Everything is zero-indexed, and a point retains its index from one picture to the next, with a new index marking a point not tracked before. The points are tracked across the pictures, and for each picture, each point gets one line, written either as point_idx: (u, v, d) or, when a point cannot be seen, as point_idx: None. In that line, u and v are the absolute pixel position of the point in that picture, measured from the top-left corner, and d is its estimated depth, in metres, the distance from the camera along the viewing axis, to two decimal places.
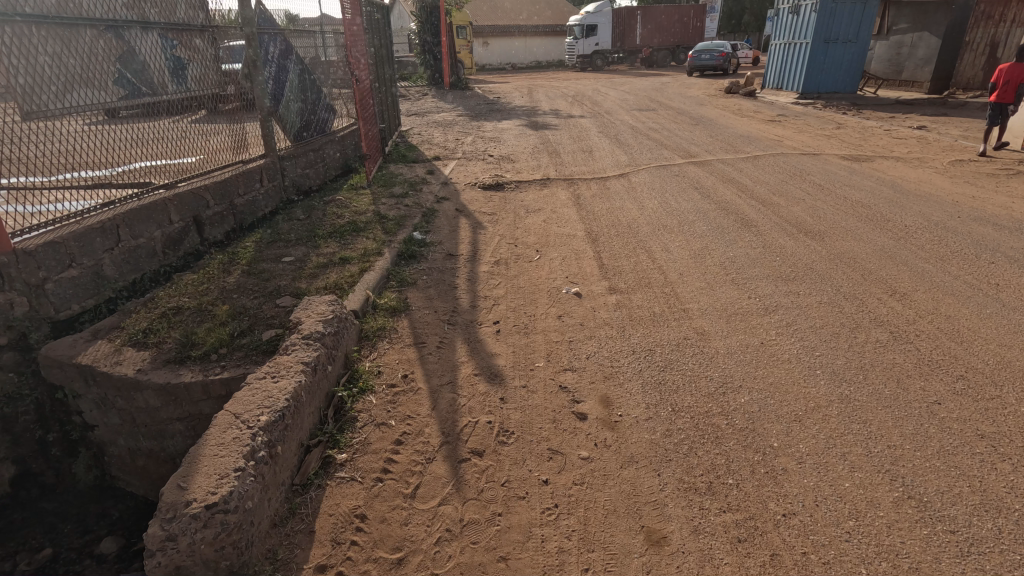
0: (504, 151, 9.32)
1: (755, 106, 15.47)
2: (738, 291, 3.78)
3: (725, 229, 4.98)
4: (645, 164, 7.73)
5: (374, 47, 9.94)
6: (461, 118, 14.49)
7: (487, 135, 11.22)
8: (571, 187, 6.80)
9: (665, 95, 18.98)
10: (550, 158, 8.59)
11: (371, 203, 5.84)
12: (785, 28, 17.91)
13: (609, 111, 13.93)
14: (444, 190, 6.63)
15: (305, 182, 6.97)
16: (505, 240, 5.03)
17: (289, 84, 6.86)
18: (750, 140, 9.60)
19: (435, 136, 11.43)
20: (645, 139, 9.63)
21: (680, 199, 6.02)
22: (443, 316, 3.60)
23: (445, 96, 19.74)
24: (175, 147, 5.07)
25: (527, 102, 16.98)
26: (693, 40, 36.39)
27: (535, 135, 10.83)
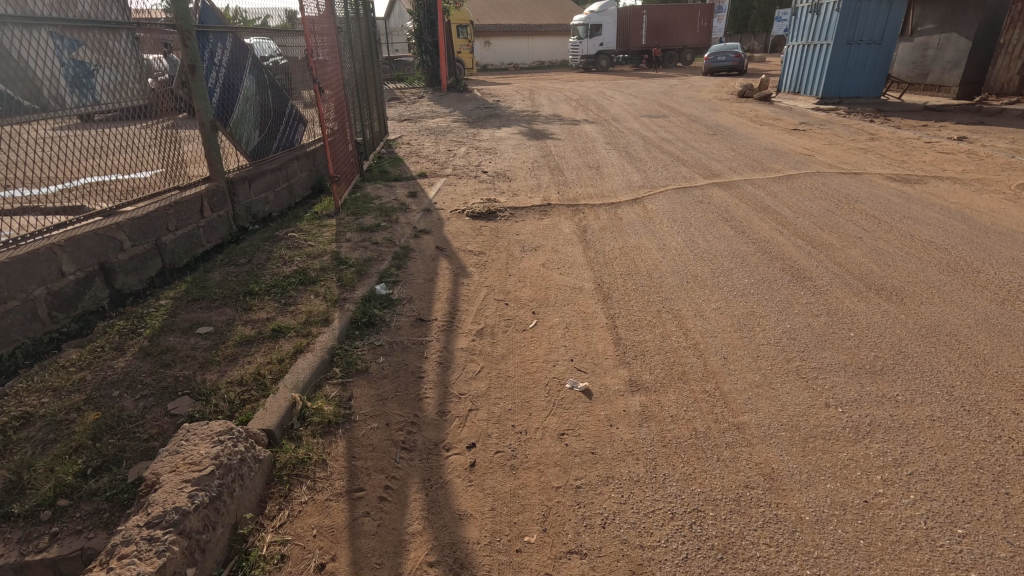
0: (500, 166, 8.27)
1: (773, 112, 14.41)
2: (810, 396, 2.72)
3: (773, 284, 3.91)
4: (662, 186, 6.68)
5: (355, 50, 8.90)
6: (457, 124, 13.48)
7: (483, 146, 10.17)
8: (577, 216, 5.75)
9: (676, 99, 17.91)
10: (552, 176, 7.51)
11: (332, 240, 4.80)
12: (802, 28, 16.86)
13: (616, 118, 12.89)
14: (425, 220, 5.59)
15: (262, 208, 5.92)
16: (493, 295, 3.99)
17: (243, 93, 5.82)
18: (776, 154, 8.55)
19: (426, 146, 10.39)
20: (659, 153, 8.56)
21: (709, 235, 4.97)
22: (396, 433, 2.56)
23: (442, 99, 18.73)
24: (115, 163, 4.30)
25: (529, 107, 15.92)
26: (701, 41, 35.26)
27: (535, 146, 9.79)
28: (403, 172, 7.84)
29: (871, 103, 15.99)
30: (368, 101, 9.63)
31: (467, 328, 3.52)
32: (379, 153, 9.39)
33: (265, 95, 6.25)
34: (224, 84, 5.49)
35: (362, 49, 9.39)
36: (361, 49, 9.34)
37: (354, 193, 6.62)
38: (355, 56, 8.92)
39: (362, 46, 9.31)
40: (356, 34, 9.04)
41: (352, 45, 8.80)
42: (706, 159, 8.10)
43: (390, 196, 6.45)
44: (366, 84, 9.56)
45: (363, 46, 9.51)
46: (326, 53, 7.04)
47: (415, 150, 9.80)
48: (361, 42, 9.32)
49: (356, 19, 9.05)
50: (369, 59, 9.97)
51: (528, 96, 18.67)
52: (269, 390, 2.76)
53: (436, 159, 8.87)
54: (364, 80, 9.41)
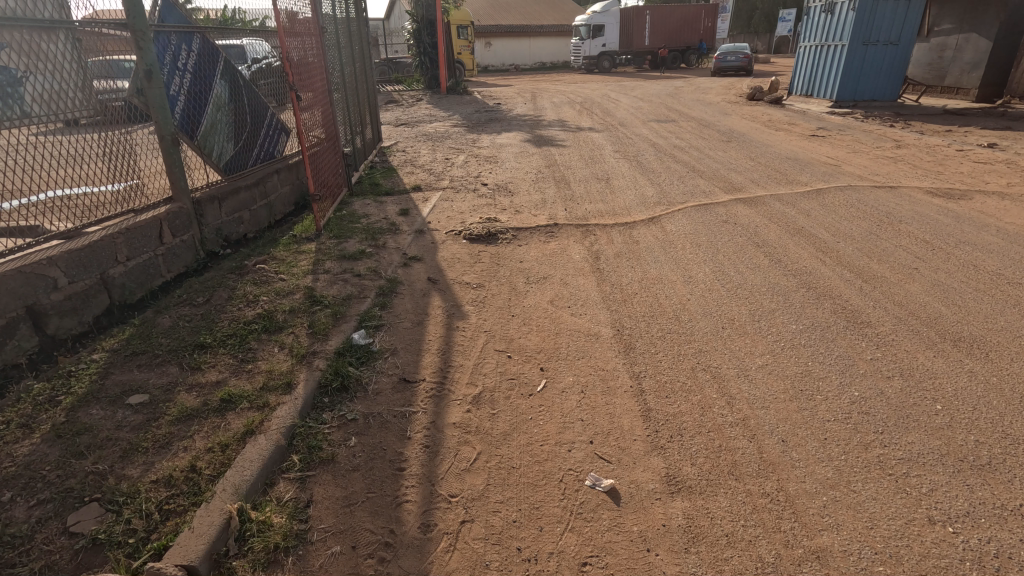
0: (501, 178, 7.64)
1: (787, 117, 13.80)
2: (905, 506, 2.08)
3: (826, 333, 3.28)
4: (680, 202, 6.04)
5: (344, 53, 8.27)
6: (456, 129, 12.88)
7: (482, 154, 9.54)
8: (588, 239, 5.12)
9: (683, 102, 17.28)
10: (557, 190, 6.88)
11: (307, 272, 4.17)
12: (815, 29, 16.24)
13: (623, 123, 12.28)
14: (417, 244, 4.96)
15: (236, 230, 5.30)
16: (493, 344, 3.36)
17: (212, 103, 5.19)
18: (799, 164, 7.92)
19: (422, 154, 9.77)
20: (672, 163, 7.93)
21: (740, 265, 4.33)
22: (364, 567, 1.93)
23: (441, 102, 18.10)
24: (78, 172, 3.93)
25: (531, 110, 15.29)
26: (705, 41, 34.62)
27: (539, 154, 9.18)
28: (395, 184, 7.22)
29: (887, 106, 15.34)
30: (360, 107, 9.00)
31: (461, 392, 2.88)
32: (372, 163, 8.76)
33: (241, 103, 5.62)
34: (189, 91, 4.87)
35: (353, 52, 8.76)
36: (351, 52, 8.70)
37: (340, 211, 5.99)
38: (345, 59, 8.28)
39: (353, 48, 8.68)
40: (346, 36, 8.41)
41: (342, 47, 8.16)
42: (724, 171, 7.47)
43: (379, 214, 5.82)
44: (358, 89, 8.93)
45: (354, 49, 8.88)
46: (310, 55, 6.41)
47: (410, 159, 9.18)
48: (352, 44, 8.69)
49: (346, 19, 8.42)
50: (361, 63, 9.34)
51: (530, 99, 18.05)
52: (203, 496, 2.13)
53: (432, 169, 8.23)
54: (355, 85, 8.77)
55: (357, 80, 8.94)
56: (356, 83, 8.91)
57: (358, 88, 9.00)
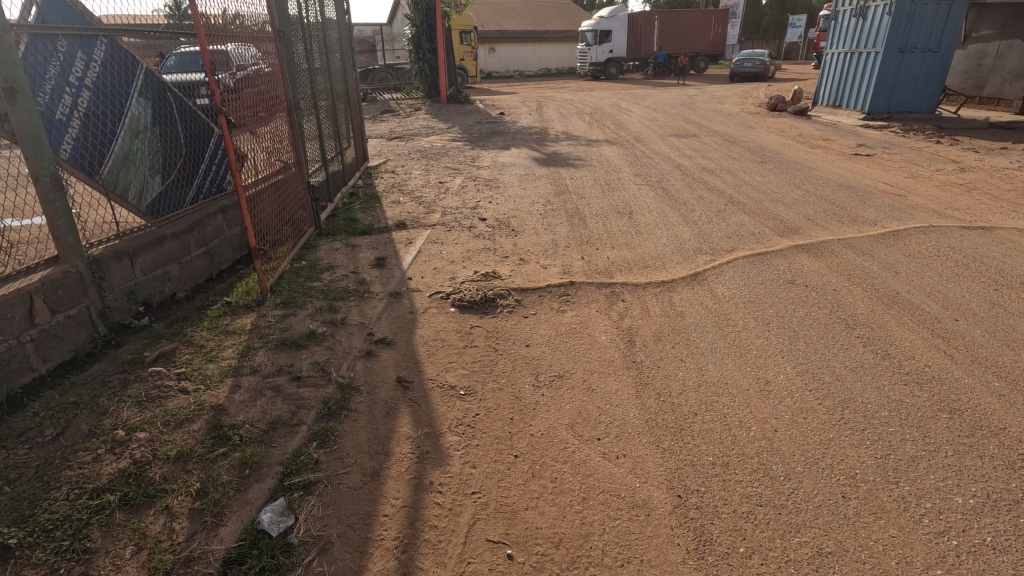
0: (502, 210, 6.43)
1: (818, 131, 12.57)
2: None
3: (1017, 519, 2.05)
4: (725, 249, 4.82)
5: (321, 63, 7.12)
6: (454, 144, 11.70)
7: (482, 177, 8.34)
8: (615, 308, 3.89)
9: (701, 113, 16.06)
10: (570, 228, 5.67)
11: (227, 373, 2.96)
12: (844, 34, 15.03)
13: (639, 138, 11.08)
14: (390, 317, 3.75)
15: (158, 290, 4.10)
16: (484, 526, 2.14)
17: (125, 128, 4.00)
18: (856, 193, 6.70)
19: (414, 175, 8.58)
20: (705, 193, 6.72)
21: (834, 360, 3.10)
22: None
23: (440, 113, 16.93)
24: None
25: (536, 122, 14.12)
26: (715, 47, 33.47)
27: (546, 177, 7.98)
28: (375, 220, 6.01)
29: (925, 118, 14.10)
30: (341, 124, 7.86)
31: None
32: (353, 189, 7.58)
33: (174, 125, 4.44)
34: (89, 113, 3.69)
35: (332, 62, 7.61)
36: (330, 62, 7.53)
37: (300, 259, 4.80)
38: (321, 69, 7.11)
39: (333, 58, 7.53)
40: (323, 45, 7.25)
41: (317, 56, 7.00)
42: (770, 204, 6.25)
43: (347, 266, 4.62)
44: (338, 103, 7.75)
45: (334, 59, 7.72)
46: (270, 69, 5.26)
47: (398, 183, 7.98)
48: (332, 53, 7.54)
49: (324, 25, 7.26)
50: (343, 75, 8.19)
51: (536, 109, 16.87)
52: None
53: (422, 198, 7.04)
54: (336, 98, 7.62)
55: (337, 92, 7.78)
56: (336, 95, 7.73)
57: (338, 101, 7.84)
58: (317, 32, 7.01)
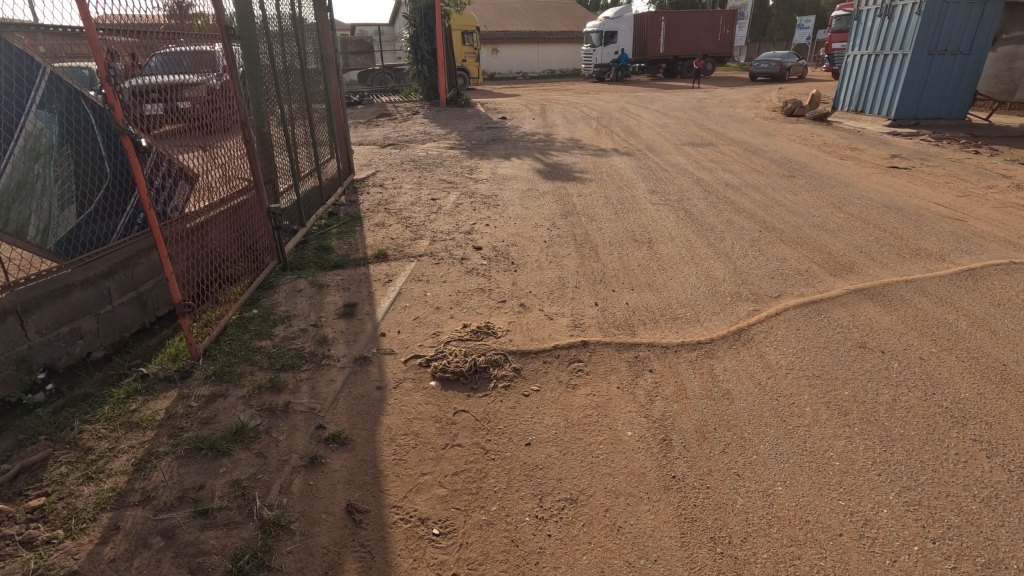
0: (501, 236, 5.58)
1: (842, 139, 11.72)
2: None
3: None
4: (770, 294, 3.97)
5: (298, 68, 6.30)
6: (452, 152, 10.90)
7: (480, 193, 7.50)
8: (640, 383, 3.04)
9: (714, 118, 15.23)
10: (579, 261, 4.82)
11: (105, 504, 2.12)
12: (868, 35, 14.15)
13: (651, 147, 10.26)
14: (350, 397, 2.91)
15: (65, 352, 3.26)
16: None
17: (19, 148, 3.21)
18: (907, 217, 5.84)
19: (405, 190, 7.76)
20: (733, 216, 5.87)
21: (954, 482, 2.25)
22: None
23: (440, 117, 16.16)
24: None
25: (540, 128, 13.31)
26: (724, 49, 32.64)
27: (552, 194, 7.14)
28: (352, 249, 5.17)
29: (955, 126, 13.24)
30: (321, 136, 7.05)
31: None
32: (332, 208, 6.76)
33: (95, 143, 3.65)
34: None
35: (312, 67, 6.79)
36: (310, 67, 6.71)
37: (254, 305, 3.97)
38: (297, 74, 6.28)
39: (313, 62, 6.70)
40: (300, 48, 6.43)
41: (293, 61, 6.19)
42: (811, 231, 5.40)
43: (309, 315, 3.78)
44: (318, 112, 6.94)
45: (315, 64, 6.90)
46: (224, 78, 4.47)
47: (386, 200, 7.16)
48: (312, 57, 6.71)
49: (301, 25, 6.44)
50: (327, 79, 7.36)
51: (539, 113, 16.02)
52: None
53: (410, 219, 6.20)
54: (314, 107, 6.78)
55: (318, 100, 6.95)
56: (316, 103, 6.91)
57: (318, 110, 7.02)
58: (293, 34, 6.19)
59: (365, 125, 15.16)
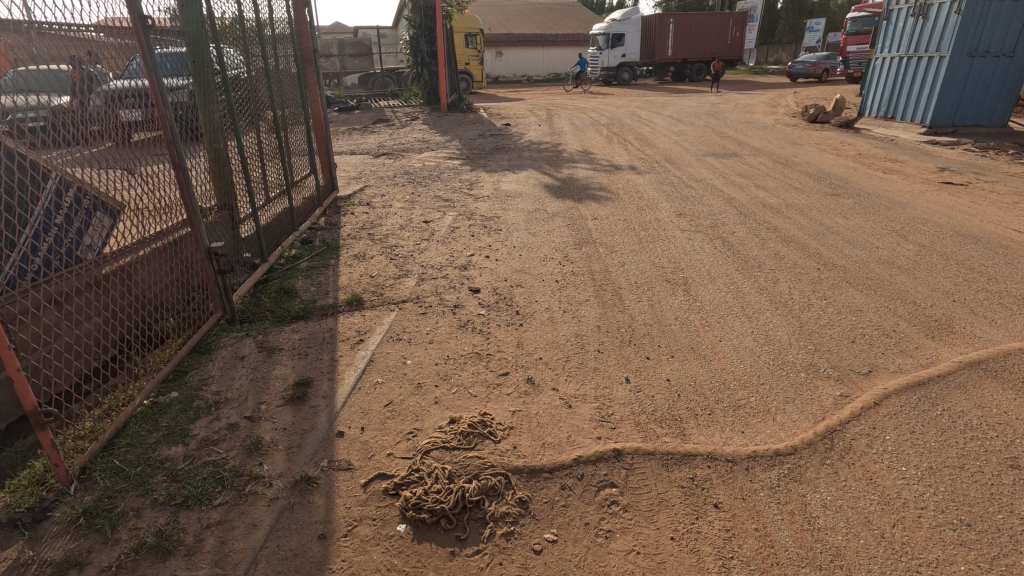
0: (504, 273, 4.64)
1: (877, 148, 10.74)
2: None
3: None
4: (858, 369, 3.00)
5: (269, 75, 5.41)
6: (451, 162, 9.99)
7: (479, 214, 6.57)
8: (705, 531, 2.08)
9: (732, 125, 14.27)
10: (601, 311, 3.88)
11: None
12: (900, 35, 13.16)
13: (670, 158, 9.33)
14: (276, 558, 1.96)
15: None
16: None
17: None
18: (991, 249, 4.86)
19: (395, 209, 6.83)
20: (780, 248, 4.92)
21: None
22: None
23: (440, 122, 15.28)
24: None
25: (547, 135, 12.39)
26: (734, 52, 31.72)
27: (563, 215, 6.20)
28: (320, 291, 4.23)
29: (995, 134, 12.23)
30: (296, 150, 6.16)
31: None
32: (307, 232, 5.85)
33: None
34: None
35: (287, 73, 5.89)
36: (283, 72, 5.81)
37: (177, 380, 3.02)
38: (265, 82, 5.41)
39: (292, 68, 5.83)
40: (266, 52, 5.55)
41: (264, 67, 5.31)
42: (880, 268, 4.45)
43: (246, 399, 2.84)
44: (293, 124, 6.04)
45: (293, 68, 6.01)
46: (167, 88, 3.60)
47: (372, 222, 6.23)
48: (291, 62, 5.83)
49: (273, 25, 5.56)
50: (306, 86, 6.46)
51: (545, 119, 15.08)
52: None
53: (396, 249, 5.27)
54: (289, 119, 5.90)
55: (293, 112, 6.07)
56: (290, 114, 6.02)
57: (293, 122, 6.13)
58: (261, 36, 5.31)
59: (360, 132, 14.26)
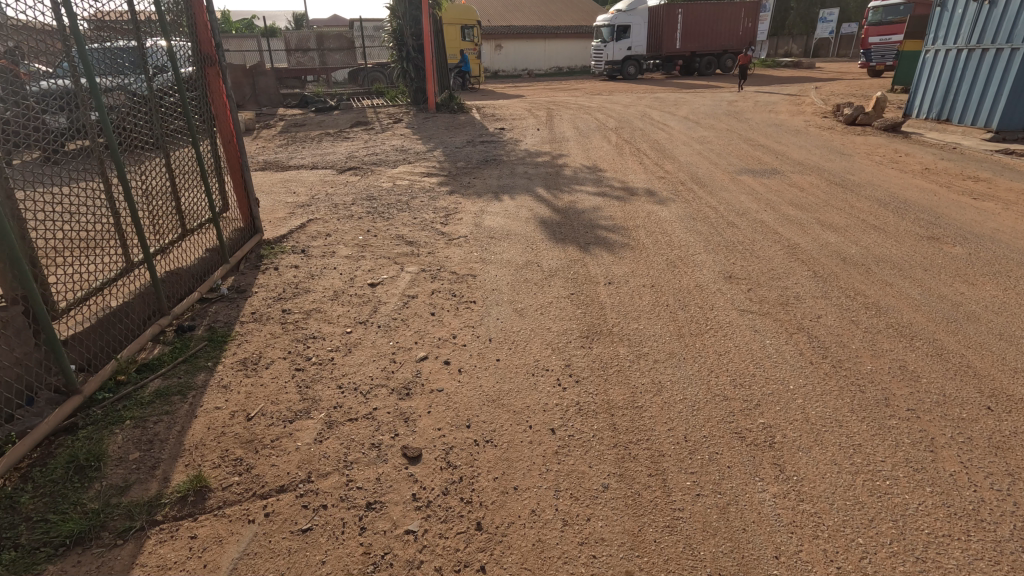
0: (469, 404, 2.88)
1: (944, 160, 8.93)
2: None
3: None
4: None
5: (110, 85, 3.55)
6: (428, 180, 8.23)
7: (449, 269, 4.80)
8: None
9: (758, 129, 12.45)
10: (631, 525, 2.12)
11: None
12: (961, 23, 11.26)
13: (696, 178, 7.53)
14: None
15: None
16: None
17: None
18: None
19: (338, 259, 5.07)
20: (903, 352, 3.14)
21: None
22: None
23: (426, 126, 13.49)
24: None
25: (546, 143, 10.60)
26: (746, 44, 29.75)
27: (564, 277, 4.45)
28: (149, 455, 2.49)
29: None
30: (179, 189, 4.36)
31: None
32: (197, 306, 4.07)
33: None
34: None
35: (168, 82, 4.08)
36: (158, 81, 4.01)
37: None
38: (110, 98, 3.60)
39: (175, 76, 4.03)
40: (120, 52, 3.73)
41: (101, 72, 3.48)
42: None
43: None
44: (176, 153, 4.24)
45: (182, 75, 4.22)
46: None
47: (296, 286, 4.47)
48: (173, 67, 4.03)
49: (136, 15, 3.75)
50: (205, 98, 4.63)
51: (544, 121, 13.27)
52: None
53: (313, 346, 3.52)
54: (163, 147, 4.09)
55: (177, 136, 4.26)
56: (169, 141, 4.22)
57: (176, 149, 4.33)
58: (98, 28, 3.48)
59: (332, 138, 12.43)
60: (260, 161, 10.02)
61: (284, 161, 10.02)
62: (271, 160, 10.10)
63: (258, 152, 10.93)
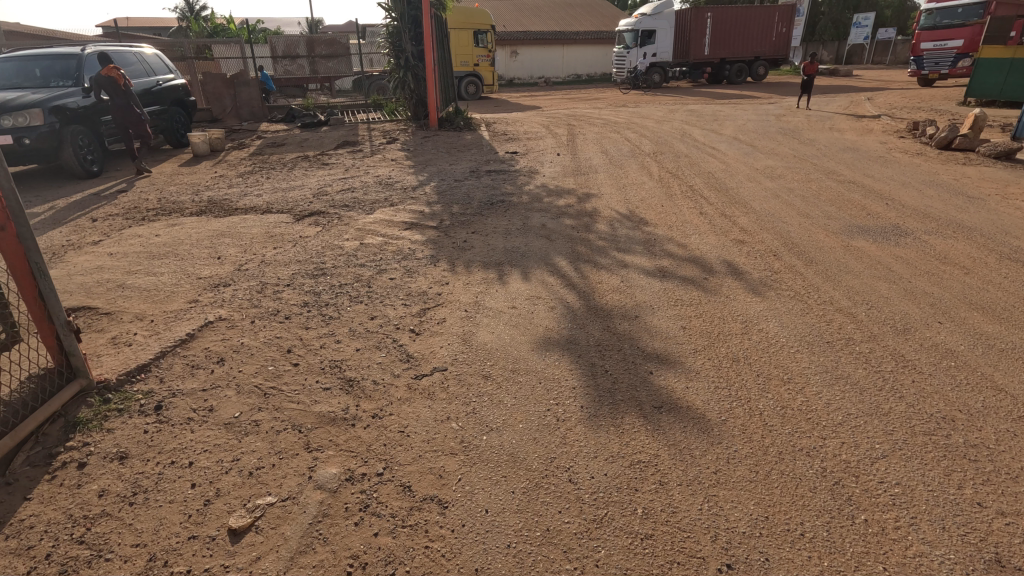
0: None
1: None
2: None
3: None
4: None
5: None
6: (408, 236, 6.00)
7: (399, 478, 2.52)
8: None
9: (832, 154, 10.05)
10: None
11: None
12: None
13: (792, 243, 5.18)
14: None
15: None
16: None
17: None
18: None
19: (209, 434, 2.83)
20: None
21: None
22: None
23: (424, 147, 11.30)
24: None
25: (568, 175, 8.32)
26: (782, 49, 27.28)
27: (624, 530, 2.15)
28: None
29: None
30: None
31: None
32: None
33: None
34: None
35: None
36: None
37: None
38: None
39: None
40: None
41: None
42: None
43: None
44: None
45: None
46: None
47: (81, 540, 2.22)
48: None
49: None
50: None
51: (565, 143, 11.00)
52: None
53: None
54: None
55: None
56: None
57: None
58: None
59: (308, 163, 10.24)
60: (203, 199, 7.82)
61: (234, 199, 7.81)
62: (218, 196, 7.93)
63: (210, 184, 8.79)
